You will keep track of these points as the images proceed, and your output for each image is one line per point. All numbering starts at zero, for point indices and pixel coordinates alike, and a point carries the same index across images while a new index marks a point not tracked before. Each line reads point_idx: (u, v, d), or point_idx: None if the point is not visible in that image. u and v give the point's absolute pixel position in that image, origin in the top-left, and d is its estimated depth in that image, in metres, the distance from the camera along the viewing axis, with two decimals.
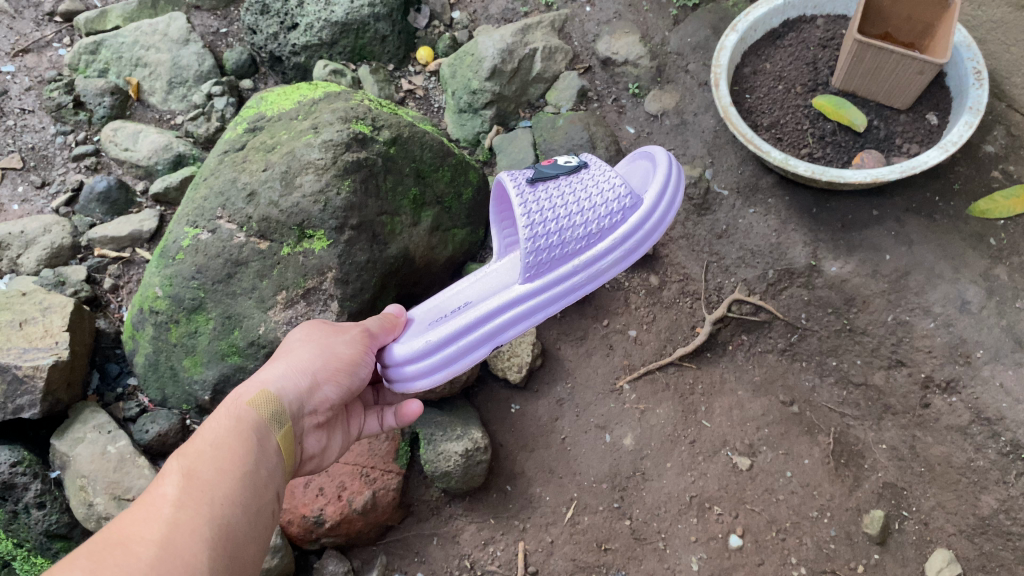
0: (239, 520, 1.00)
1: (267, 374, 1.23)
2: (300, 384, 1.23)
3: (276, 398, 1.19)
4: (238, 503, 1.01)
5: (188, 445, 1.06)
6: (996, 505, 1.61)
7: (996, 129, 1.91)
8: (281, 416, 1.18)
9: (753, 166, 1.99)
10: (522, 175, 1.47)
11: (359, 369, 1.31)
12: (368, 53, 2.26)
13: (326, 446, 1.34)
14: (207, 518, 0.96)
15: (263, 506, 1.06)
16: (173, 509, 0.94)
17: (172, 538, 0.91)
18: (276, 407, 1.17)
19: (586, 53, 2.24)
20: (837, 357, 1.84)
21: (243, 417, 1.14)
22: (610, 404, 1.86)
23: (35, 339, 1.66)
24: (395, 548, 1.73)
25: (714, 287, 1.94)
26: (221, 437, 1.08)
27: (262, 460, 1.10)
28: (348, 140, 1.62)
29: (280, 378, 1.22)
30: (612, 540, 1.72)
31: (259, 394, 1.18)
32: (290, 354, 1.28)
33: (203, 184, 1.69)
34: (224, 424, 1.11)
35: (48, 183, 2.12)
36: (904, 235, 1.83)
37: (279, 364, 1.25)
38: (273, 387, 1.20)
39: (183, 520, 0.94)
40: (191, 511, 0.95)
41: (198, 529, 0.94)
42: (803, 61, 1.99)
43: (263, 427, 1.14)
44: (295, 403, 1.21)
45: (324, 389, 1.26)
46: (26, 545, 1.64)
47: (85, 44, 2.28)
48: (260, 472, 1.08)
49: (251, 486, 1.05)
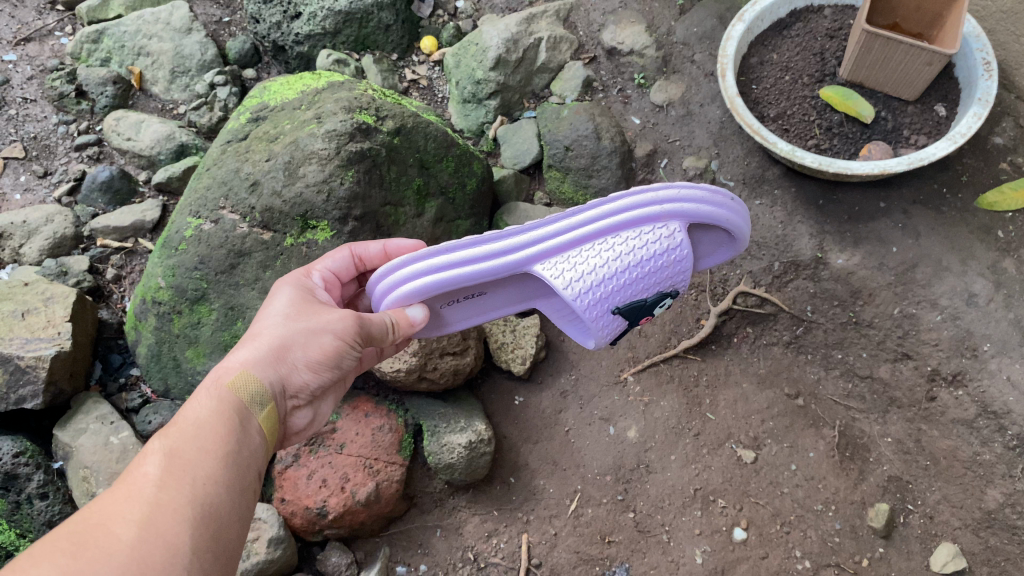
0: (224, 500, 0.98)
1: (246, 354, 1.16)
2: (281, 370, 1.17)
3: (257, 380, 1.13)
4: (220, 482, 0.99)
5: (171, 424, 1.03)
6: (1002, 499, 1.62)
7: (1004, 120, 1.90)
8: (262, 397, 1.13)
9: (759, 157, 1.98)
10: (609, 333, 1.32)
11: (347, 353, 1.22)
12: (371, 43, 2.25)
13: (315, 415, 1.31)
14: (189, 499, 0.94)
15: (248, 485, 1.04)
16: (155, 490, 0.92)
17: (153, 519, 0.89)
18: (257, 389, 1.12)
19: (591, 43, 2.22)
20: (842, 350, 1.82)
21: (224, 397, 1.09)
22: (615, 396, 1.85)
23: (37, 330, 1.65)
24: (398, 540, 1.73)
25: (719, 279, 1.92)
26: (203, 417, 1.05)
27: (245, 440, 1.07)
28: (352, 130, 1.60)
29: (259, 359, 1.15)
30: (616, 532, 1.71)
31: (241, 374, 1.13)
32: (275, 332, 1.19)
33: (206, 173, 1.68)
34: (207, 403, 1.08)
35: (49, 172, 2.11)
36: (911, 228, 1.81)
37: (261, 345, 1.17)
38: (254, 370, 1.14)
39: (164, 503, 0.92)
40: (173, 493, 0.93)
41: (179, 511, 0.92)
42: (810, 51, 1.97)
43: (245, 410, 1.10)
44: (277, 384, 1.16)
45: (304, 372, 1.19)
46: (28, 535, 1.60)
47: (86, 33, 2.27)
48: (243, 452, 1.06)
49: (234, 466, 1.03)
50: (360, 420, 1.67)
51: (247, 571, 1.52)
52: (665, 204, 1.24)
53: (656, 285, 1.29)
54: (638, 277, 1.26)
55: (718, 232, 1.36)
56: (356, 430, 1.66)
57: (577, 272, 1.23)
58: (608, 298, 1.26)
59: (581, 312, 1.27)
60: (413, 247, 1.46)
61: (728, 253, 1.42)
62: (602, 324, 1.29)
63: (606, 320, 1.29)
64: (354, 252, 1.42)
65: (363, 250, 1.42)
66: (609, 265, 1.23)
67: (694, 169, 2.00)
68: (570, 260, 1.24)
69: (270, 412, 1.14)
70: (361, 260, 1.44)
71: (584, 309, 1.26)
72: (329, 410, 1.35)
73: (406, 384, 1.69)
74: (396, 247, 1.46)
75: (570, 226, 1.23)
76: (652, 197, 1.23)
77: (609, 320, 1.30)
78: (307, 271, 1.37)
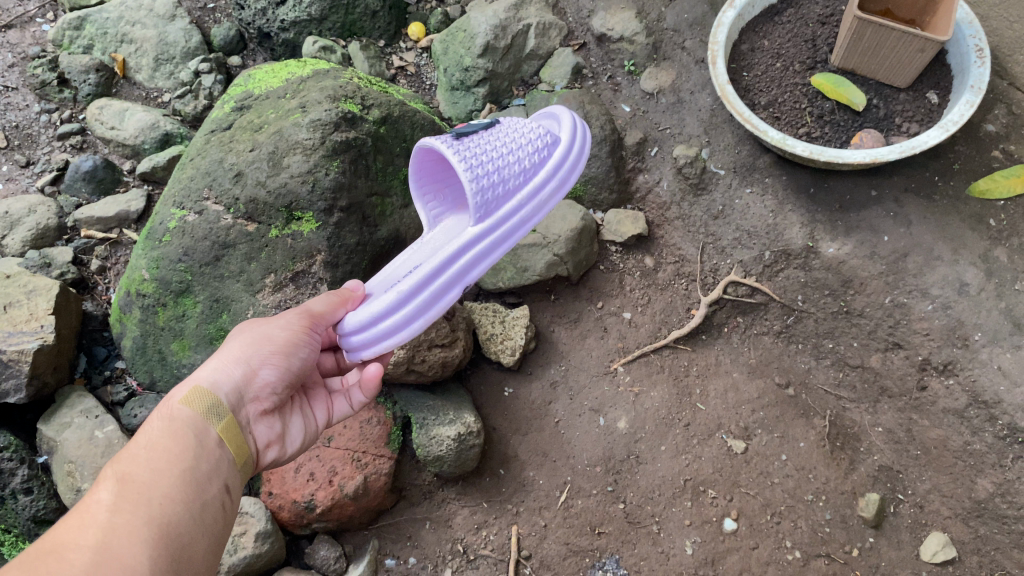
0: (183, 518, 0.98)
1: (201, 371, 1.18)
2: (235, 373, 1.17)
3: (211, 392, 1.13)
4: (178, 500, 0.98)
5: (123, 451, 1.02)
6: (992, 489, 1.63)
7: (996, 108, 1.87)
8: (218, 408, 1.13)
9: (751, 145, 1.94)
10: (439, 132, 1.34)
11: (295, 350, 1.23)
12: (358, 29, 2.23)
13: (284, 433, 1.27)
14: (146, 520, 0.93)
15: (209, 501, 1.03)
16: (109, 514, 0.91)
17: (108, 541, 0.88)
18: (211, 401, 1.12)
19: (580, 29, 2.18)
20: (833, 339, 1.85)
21: (177, 415, 1.09)
22: (604, 387, 1.84)
23: (19, 323, 1.62)
24: (387, 532, 1.71)
25: (710, 269, 1.93)
26: (155, 439, 1.04)
27: (203, 456, 1.07)
28: (337, 119, 1.58)
29: (212, 374, 1.16)
30: (605, 523, 1.70)
31: (194, 390, 1.13)
32: (224, 350, 1.22)
33: (190, 164, 1.66)
34: (159, 426, 1.07)
35: (32, 162, 2.07)
36: (903, 216, 1.79)
37: (211, 361, 1.19)
38: (207, 383, 1.14)
39: (119, 525, 0.91)
40: (126, 516, 0.92)
41: (135, 531, 0.91)
42: (802, 38, 1.95)
43: (200, 423, 1.10)
44: (235, 395, 1.16)
45: (263, 373, 1.20)
46: (11, 530, 1.59)
47: (69, 19, 2.23)
48: (201, 467, 1.05)
49: (193, 482, 1.02)
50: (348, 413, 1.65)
51: (235, 565, 1.50)
52: None
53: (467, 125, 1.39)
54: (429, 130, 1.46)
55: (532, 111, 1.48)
56: (344, 423, 1.64)
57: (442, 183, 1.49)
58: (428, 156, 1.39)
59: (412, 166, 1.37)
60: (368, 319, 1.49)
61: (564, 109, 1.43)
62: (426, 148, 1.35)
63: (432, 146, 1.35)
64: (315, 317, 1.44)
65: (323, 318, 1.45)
66: None
67: (684, 157, 1.96)
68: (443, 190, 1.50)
69: (229, 423, 1.13)
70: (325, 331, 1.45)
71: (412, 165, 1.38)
72: (298, 431, 1.31)
73: (394, 378, 1.66)
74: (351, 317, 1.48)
75: None
76: None
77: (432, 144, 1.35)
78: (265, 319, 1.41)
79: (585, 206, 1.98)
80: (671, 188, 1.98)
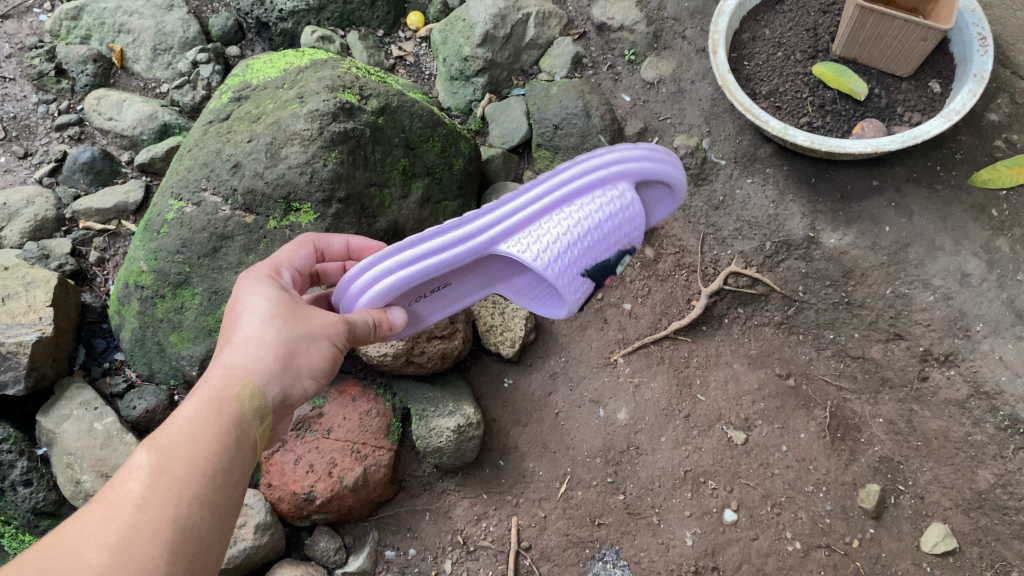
0: (210, 523, 0.88)
1: (250, 355, 1.01)
2: (285, 377, 1.03)
3: (262, 395, 1.00)
4: (208, 503, 0.88)
5: (159, 432, 0.91)
6: (993, 479, 1.63)
7: (1000, 96, 1.85)
8: (263, 413, 1.00)
9: (752, 135, 1.93)
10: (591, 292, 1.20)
11: (339, 358, 1.11)
12: (357, 18, 2.22)
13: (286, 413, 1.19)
14: (172, 523, 0.84)
15: (236, 504, 0.93)
16: (134, 511, 0.83)
17: (127, 542, 0.80)
18: (261, 404, 1.00)
19: (580, 18, 2.18)
20: (834, 330, 1.84)
21: (223, 411, 0.96)
22: (604, 378, 1.83)
23: (18, 315, 1.62)
24: (387, 524, 1.72)
25: (709, 260, 1.91)
26: (195, 430, 0.93)
27: (240, 457, 0.96)
28: (336, 110, 1.56)
29: (267, 368, 1.01)
30: (605, 515, 1.70)
31: (245, 387, 0.99)
32: (271, 335, 1.04)
33: (187, 155, 1.65)
34: (200, 413, 0.95)
35: (30, 153, 2.07)
36: (904, 206, 1.79)
37: (260, 350, 1.02)
38: (261, 380, 1.00)
39: (143, 524, 0.82)
40: (152, 515, 0.83)
41: (157, 535, 0.82)
42: (803, 27, 1.93)
43: (246, 427, 0.98)
44: (281, 397, 1.03)
45: (307, 382, 1.07)
46: (11, 522, 1.60)
47: (65, 9, 2.21)
48: (236, 469, 0.94)
49: (225, 485, 0.92)
50: (347, 405, 1.64)
51: (235, 557, 1.50)
52: (608, 159, 1.14)
53: (593, 224, 1.12)
54: (602, 237, 1.14)
55: (643, 160, 1.17)
56: (343, 414, 1.63)
57: (541, 243, 1.11)
58: (553, 245, 1.11)
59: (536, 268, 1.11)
60: (375, 246, 1.38)
61: (676, 164, 1.24)
62: (561, 271, 1.12)
63: (563, 263, 1.12)
64: (318, 244, 1.29)
65: (326, 242, 1.30)
66: (570, 233, 1.11)
67: (685, 148, 1.95)
68: (533, 233, 1.12)
69: (267, 429, 1.02)
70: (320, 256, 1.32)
71: (537, 262, 1.11)
72: None
73: (393, 369, 1.65)
74: (359, 246, 1.36)
75: (522, 202, 1.12)
76: (601, 162, 1.13)
77: (566, 263, 1.12)
78: (276, 267, 1.19)
79: None
80: None
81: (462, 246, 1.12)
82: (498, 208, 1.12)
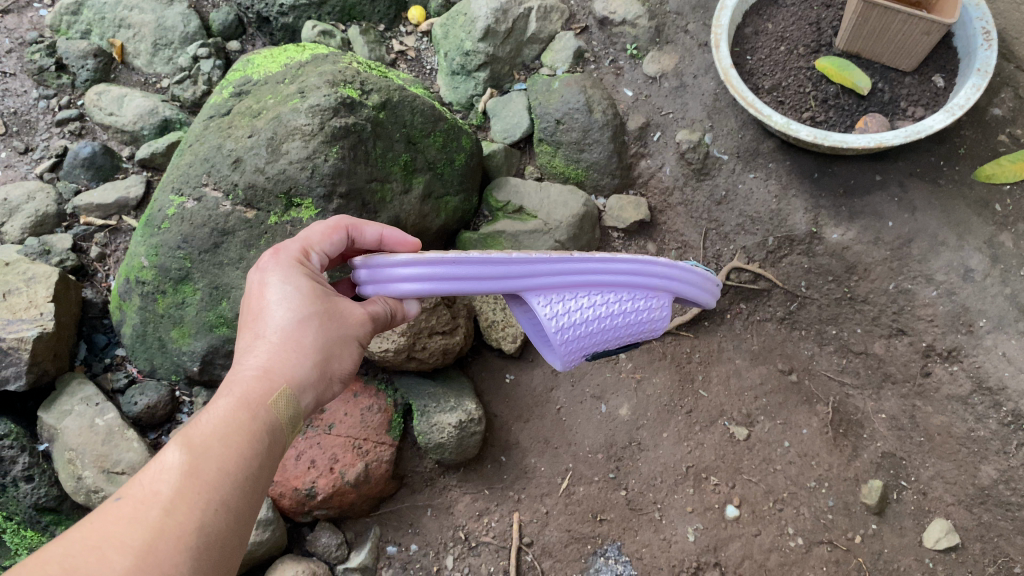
0: (235, 527, 0.89)
1: (287, 360, 1.01)
2: (317, 384, 1.04)
3: (295, 402, 1.00)
4: (234, 508, 0.89)
5: (191, 431, 0.92)
6: (996, 476, 1.62)
7: (1004, 91, 1.82)
8: (294, 419, 1.01)
9: (754, 130, 1.93)
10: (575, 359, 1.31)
11: (359, 361, 1.12)
12: (358, 13, 2.21)
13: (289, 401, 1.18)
14: (199, 527, 0.84)
15: (259, 507, 0.94)
16: (161, 513, 0.83)
17: (153, 545, 0.80)
18: (293, 410, 1.00)
19: (582, 12, 2.14)
20: (836, 325, 1.83)
21: (259, 415, 0.96)
22: (606, 374, 1.83)
23: (19, 311, 1.62)
24: (389, 519, 1.71)
25: (713, 254, 1.93)
26: (228, 432, 0.93)
27: (268, 461, 0.96)
28: (337, 105, 1.56)
29: (301, 375, 1.01)
30: (607, 510, 1.70)
31: (281, 393, 0.99)
32: (308, 340, 1.03)
33: (188, 150, 1.64)
34: (235, 416, 0.95)
35: (31, 148, 2.06)
36: (907, 201, 1.78)
37: (298, 355, 1.02)
38: (295, 386, 1.01)
39: (169, 528, 0.82)
40: (179, 518, 0.84)
41: (184, 539, 0.82)
42: (806, 21, 1.93)
43: (279, 432, 0.98)
44: (312, 403, 1.04)
45: (332, 386, 1.08)
46: (13, 517, 1.60)
47: (66, 4, 2.22)
48: (264, 472, 0.95)
49: (252, 489, 0.92)
50: (348, 401, 1.64)
51: None
52: (665, 273, 1.26)
53: (618, 317, 1.23)
54: (618, 333, 1.25)
55: (692, 283, 1.30)
56: (344, 410, 1.63)
57: (567, 310, 1.20)
58: (575, 325, 1.20)
59: (552, 335, 1.20)
60: (411, 244, 1.26)
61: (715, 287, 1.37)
62: (568, 347, 1.22)
63: (573, 342, 1.21)
64: (352, 231, 1.20)
65: (359, 231, 1.20)
66: (597, 313, 1.21)
67: (687, 143, 1.93)
68: (567, 300, 1.20)
69: (293, 433, 1.03)
70: (352, 243, 1.22)
71: (555, 330, 1.19)
72: None
73: (395, 365, 1.65)
74: (393, 238, 1.25)
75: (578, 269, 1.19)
76: (660, 273, 1.25)
77: (576, 342, 1.22)
78: (305, 251, 1.14)
79: (587, 191, 1.97)
80: (673, 173, 1.97)
81: (508, 285, 1.16)
82: (554, 267, 1.18)
